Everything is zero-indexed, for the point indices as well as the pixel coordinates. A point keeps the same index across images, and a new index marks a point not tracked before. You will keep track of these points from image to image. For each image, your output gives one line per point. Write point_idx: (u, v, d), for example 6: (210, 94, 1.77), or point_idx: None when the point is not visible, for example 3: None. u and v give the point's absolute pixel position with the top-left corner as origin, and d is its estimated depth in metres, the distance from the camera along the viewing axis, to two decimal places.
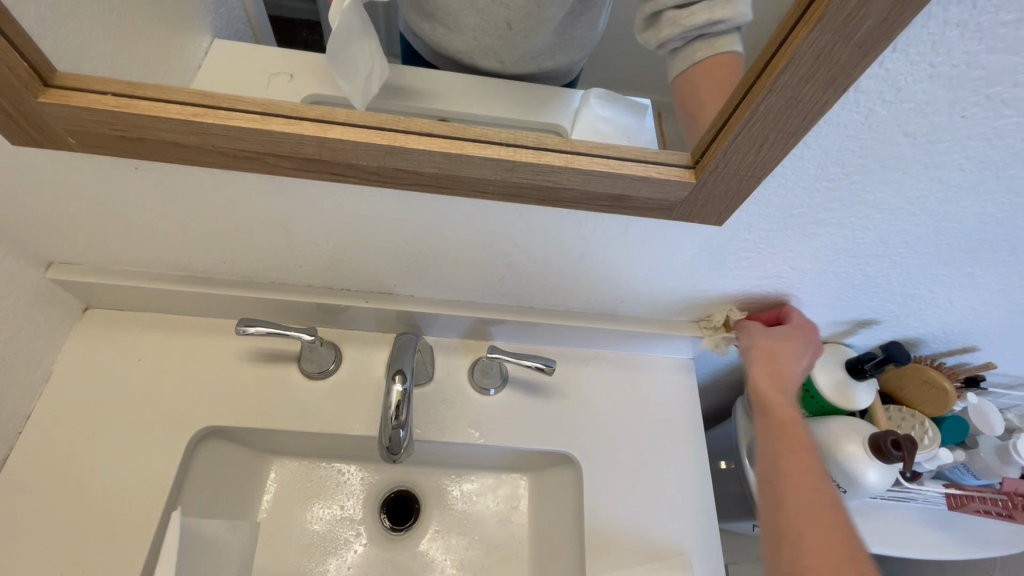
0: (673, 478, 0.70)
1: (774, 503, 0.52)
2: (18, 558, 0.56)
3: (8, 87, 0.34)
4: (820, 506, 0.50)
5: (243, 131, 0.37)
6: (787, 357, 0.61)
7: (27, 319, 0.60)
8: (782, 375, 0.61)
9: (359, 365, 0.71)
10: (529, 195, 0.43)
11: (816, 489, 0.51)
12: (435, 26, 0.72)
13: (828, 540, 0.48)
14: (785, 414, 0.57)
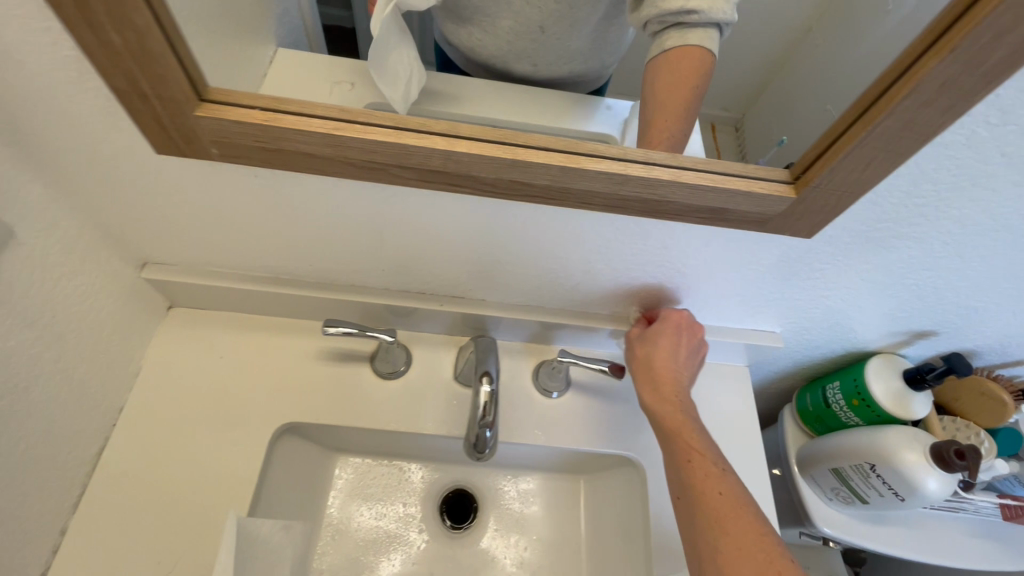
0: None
1: (690, 522, 0.50)
2: (114, 545, 0.58)
3: (173, 101, 0.37)
4: (727, 514, 0.48)
5: (379, 144, 0.39)
6: (661, 359, 0.61)
7: (123, 316, 0.62)
8: (660, 379, 0.60)
9: (428, 366, 0.73)
10: (632, 207, 0.45)
11: (718, 495, 0.50)
12: (471, 32, 0.73)
13: (745, 553, 0.46)
14: (675, 418, 0.56)
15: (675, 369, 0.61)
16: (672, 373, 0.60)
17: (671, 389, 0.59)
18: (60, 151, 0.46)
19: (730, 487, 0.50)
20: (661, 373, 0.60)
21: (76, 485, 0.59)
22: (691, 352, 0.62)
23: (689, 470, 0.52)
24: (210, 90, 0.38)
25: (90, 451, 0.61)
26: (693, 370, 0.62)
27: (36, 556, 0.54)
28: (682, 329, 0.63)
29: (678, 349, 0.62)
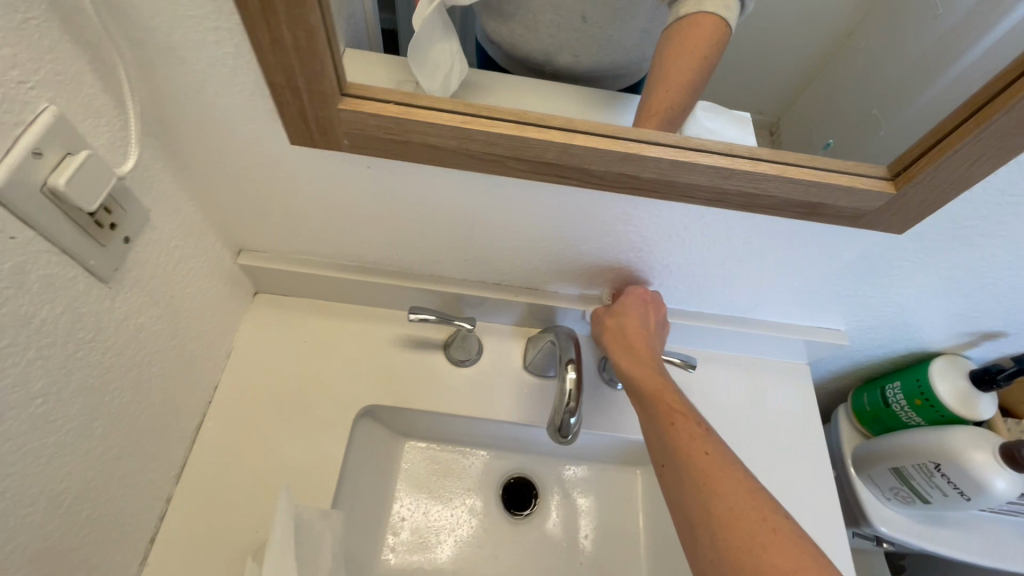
0: (800, 481, 0.72)
1: (677, 485, 0.48)
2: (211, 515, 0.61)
3: (321, 95, 0.40)
4: (717, 473, 0.47)
5: (503, 137, 0.42)
6: (633, 326, 0.62)
7: (222, 298, 0.66)
8: (634, 346, 0.61)
9: (499, 355, 0.76)
10: (731, 201, 0.47)
11: (705, 455, 0.49)
12: (511, 29, 0.71)
13: (737, 510, 0.45)
14: (653, 381, 0.56)
15: (646, 337, 0.62)
16: (646, 340, 0.61)
17: (647, 356, 0.59)
18: (193, 138, 0.49)
19: (716, 448, 0.50)
20: (634, 340, 0.61)
21: (178, 457, 0.62)
22: (658, 324, 0.64)
23: (672, 432, 0.51)
24: (351, 86, 0.41)
25: (191, 426, 0.64)
26: (664, 339, 0.63)
27: (148, 521, 0.58)
28: (648, 303, 0.65)
29: (647, 321, 0.63)
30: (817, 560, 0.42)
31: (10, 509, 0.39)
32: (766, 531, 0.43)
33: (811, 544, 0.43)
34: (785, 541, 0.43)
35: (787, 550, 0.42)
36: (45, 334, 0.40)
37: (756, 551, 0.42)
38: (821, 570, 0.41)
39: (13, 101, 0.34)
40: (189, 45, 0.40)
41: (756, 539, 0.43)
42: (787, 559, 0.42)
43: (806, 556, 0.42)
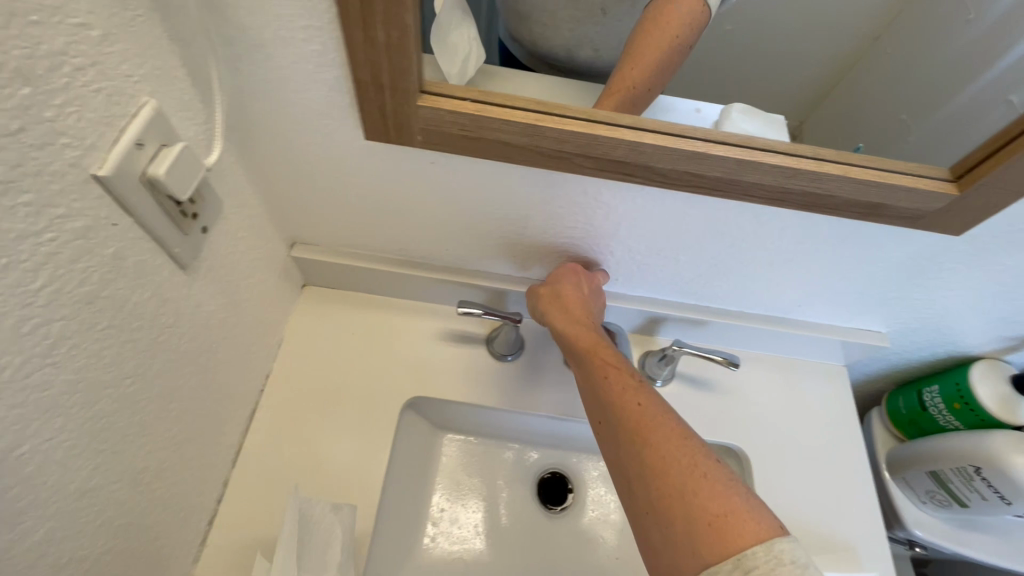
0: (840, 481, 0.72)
1: (614, 441, 0.50)
2: (265, 499, 0.62)
3: (404, 92, 0.41)
4: (653, 426, 0.48)
5: (574, 134, 0.43)
6: (567, 293, 0.63)
7: (276, 289, 0.67)
8: (569, 312, 0.62)
9: (539, 350, 0.77)
10: (792, 200, 0.47)
11: (637, 407, 0.50)
12: (534, 27, 0.66)
13: (666, 456, 0.45)
14: (591, 345, 0.57)
15: (584, 304, 0.62)
16: (581, 305, 0.62)
17: (585, 321, 0.61)
18: (266, 131, 0.51)
19: (651, 402, 0.50)
20: (572, 306, 0.62)
21: (234, 442, 0.64)
22: (597, 292, 0.64)
23: (608, 391, 0.52)
24: (429, 82, 0.43)
25: (245, 412, 0.66)
26: (601, 302, 0.64)
27: (208, 503, 0.59)
28: (580, 271, 0.65)
29: (586, 288, 0.64)
30: (750, 503, 0.42)
31: (101, 484, 0.41)
32: (697, 477, 0.43)
33: (744, 487, 0.44)
34: (719, 485, 0.43)
35: (719, 494, 0.42)
36: (134, 317, 0.41)
37: (689, 499, 0.42)
38: (746, 507, 0.42)
39: (122, 94, 0.36)
40: (278, 42, 0.42)
41: (686, 482, 0.43)
42: (719, 502, 0.42)
43: (739, 498, 0.42)
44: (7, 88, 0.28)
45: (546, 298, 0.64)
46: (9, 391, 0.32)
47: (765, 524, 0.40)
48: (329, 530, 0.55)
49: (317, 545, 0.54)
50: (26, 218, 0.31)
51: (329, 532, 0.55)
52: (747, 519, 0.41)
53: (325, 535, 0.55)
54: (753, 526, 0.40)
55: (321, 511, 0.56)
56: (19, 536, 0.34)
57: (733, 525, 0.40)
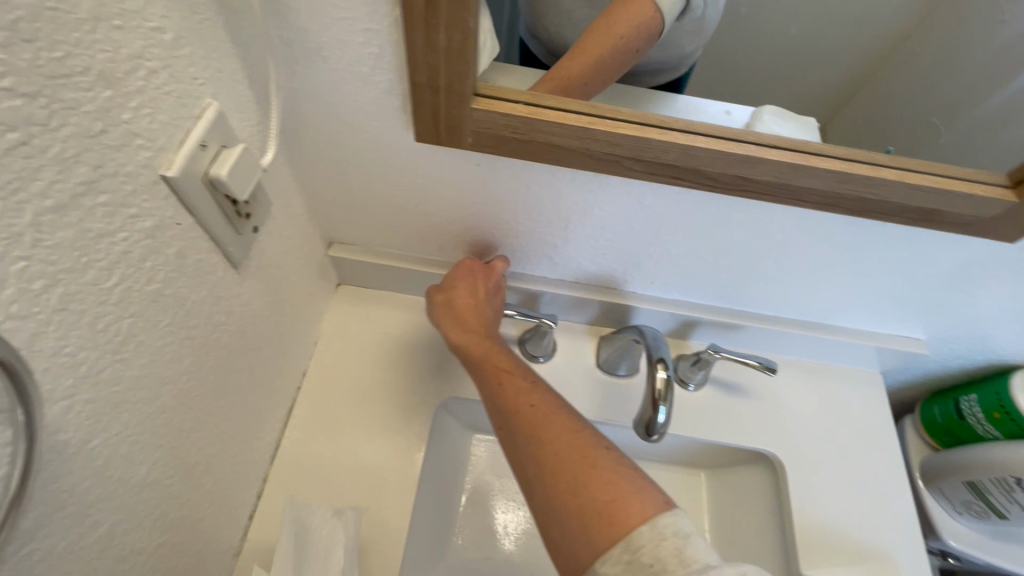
0: (878, 490, 0.71)
1: (514, 447, 0.48)
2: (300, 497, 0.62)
3: (459, 95, 0.41)
4: (546, 425, 0.47)
5: (625, 138, 0.43)
6: (460, 295, 0.61)
7: (313, 287, 0.68)
8: (464, 315, 0.60)
9: (573, 352, 0.75)
10: (843, 206, 0.47)
11: (529, 407, 0.49)
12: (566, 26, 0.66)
13: (561, 454, 0.45)
14: (481, 349, 0.56)
15: (477, 309, 0.61)
16: (477, 308, 0.61)
17: (478, 327, 0.59)
18: (315, 130, 0.51)
19: (545, 399, 0.50)
20: (465, 314, 0.60)
21: (273, 439, 0.64)
22: (497, 293, 0.64)
23: (501, 394, 0.52)
24: (483, 86, 0.43)
25: (283, 410, 0.66)
26: (497, 302, 0.64)
27: (248, 499, 0.59)
28: (477, 272, 0.64)
29: (480, 290, 0.63)
30: (640, 483, 0.42)
31: (158, 479, 0.42)
32: (587, 468, 0.43)
33: (633, 468, 0.44)
34: (608, 472, 0.43)
35: (608, 481, 0.42)
36: (191, 315, 0.42)
37: (581, 492, 0.42)
38: (639, 489, 0.42)
39: (189, 96, 0.37)
40: (335, 44, 0.43)
41: (581, 479, 0.43)
42: (609, 489, 0.42)
43: (627, 481, 0.42)
44: (91, 91, 0.29)
45: (439, 304, 0.62)
46: (86, 386, 0.32)
47: (652, 502, 0.41)
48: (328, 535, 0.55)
49: (317, 552, 0.54)
50: (104, 218, 0.31)
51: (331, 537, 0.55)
52: (634, 501, 0.41)
53: (326, 544, 0.54)
54: (641, 506, 0.40)
55: (323, 518, 0.56)
56: (88, 528, 0.35)
57: (623, 510, 0.40)
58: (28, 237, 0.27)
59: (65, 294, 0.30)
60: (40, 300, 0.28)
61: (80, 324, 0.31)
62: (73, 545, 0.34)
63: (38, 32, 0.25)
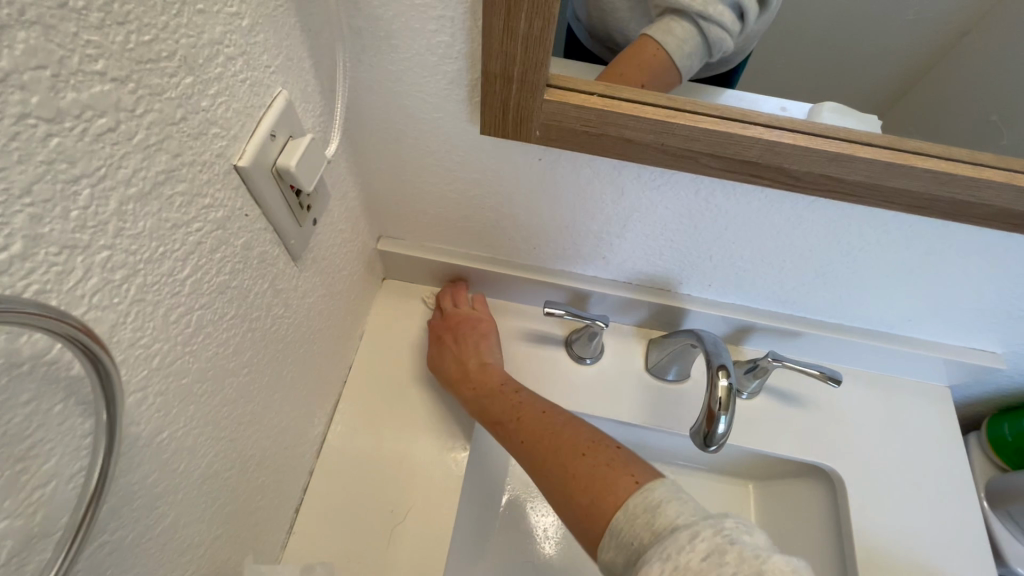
0: (949, 510, 0.66)
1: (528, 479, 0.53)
2: (343, 493, 0.61)
3: (536, 85, 0.40)
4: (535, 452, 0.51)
5: (704, 133, 0.42)
6: (439, 356, 0.65)
7: (361, 280, 0.66)
8: (448, 372, 0.64)
9: (621, 356, 0.72)
10: (939, 209, 0.44)
11: (520, 440, 0.53)
12: None
13: (550, 473, 0.49)
14: (469, 399, 0.61)
15: (458, 357, 0.64)
16: (460, 357, 0.64)
17: (463, 378, 0.62)
18: (374, 120, 0.51)
19: (529, 425, 0.54)
20: (449, 370, 0.63)
21: (319, 433, 0.63)
22: (479, 329, 0.67)
23: (500, 437, 0.56)
24: (557, 77, 0.42)
25: (329, 404, 0.64)
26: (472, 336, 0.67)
27: (294, 493, 0.58)
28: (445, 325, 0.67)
29: (455, 337, 0.66)
30: (617, 472, 0.45)
31: (218, 471, 0.41)
32: (569, 477, 0.47)
33: (609, 459, 0.46)
34: (585, 471, 0.46)
35: (586, 483, 0.46)
36: (253, 308, 0.41)
37: (570, 499, 0.46)
38: (618, 475, 0.45)
39: (261, 84, 0.36)
40: (407, 31, 0.42)
41: (567, 489, 0.47)
42: (590, 489, 0.45)
43: (603, 473, 0.45)
44: (175, 77, 0.28)
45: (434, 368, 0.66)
46: (158, 378, 0.32)
47: (623, 484, 0.44)
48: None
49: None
50: (181, 208, 0.31)
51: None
52: (609, 492, 0.44)
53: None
54: (616, 495, 0.43)
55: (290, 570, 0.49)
56: (153, 520, 0.34)
57: (603, 502, 0.44)
58: (112, 225, 0.26)
59: (143, 284, 0.29)
60: (121, 290, 0.27)
61: (155, 316, 0.30)
62: (141, 536, 0.33)
63: (129, 14, 0.25)
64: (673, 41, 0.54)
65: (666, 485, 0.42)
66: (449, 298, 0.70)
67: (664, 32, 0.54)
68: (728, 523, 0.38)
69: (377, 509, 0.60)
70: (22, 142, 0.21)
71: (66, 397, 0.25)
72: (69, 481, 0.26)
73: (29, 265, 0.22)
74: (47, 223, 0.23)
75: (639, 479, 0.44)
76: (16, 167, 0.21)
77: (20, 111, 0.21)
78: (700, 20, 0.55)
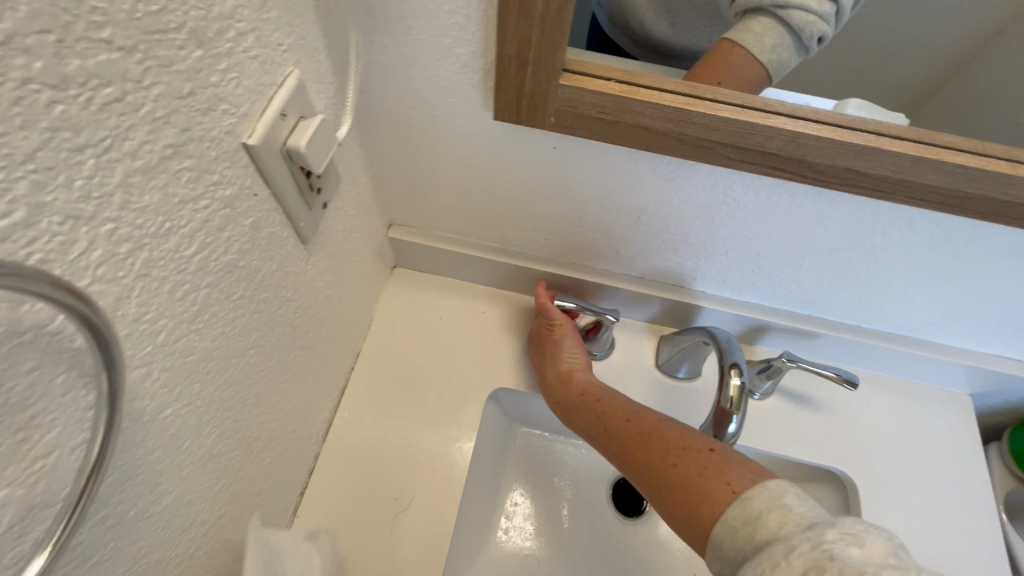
0: (964, 519, 0.64)
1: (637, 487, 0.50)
2: (347, 479, 0.61)
3: (551, 68, 0.39)
4: (629, 460, 0.48)
5: (726, 121, 0.41)
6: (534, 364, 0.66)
7: (371, 267, 0.66)
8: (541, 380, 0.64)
9: (631, 352, 0.71)
10: (970, 207, 0.43)
11: (616, 449, 0.51)
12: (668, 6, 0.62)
13: (646, 483, 0.46)
14: (562, 407, 0.60)
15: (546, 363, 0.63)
16: (546, 363, 0.63)
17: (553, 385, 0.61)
18: (388, 104, 0.50)
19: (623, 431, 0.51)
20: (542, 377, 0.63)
21: (325, 418, 0.63)
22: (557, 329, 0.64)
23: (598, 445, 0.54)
24: (573, 61, 0.41)
25: (336, 390, 0.64)
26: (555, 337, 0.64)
27: (299, 476, 0.58)
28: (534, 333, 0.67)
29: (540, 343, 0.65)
30: (715, 480, 0.41)
31: (222, 451, 0.41)
32: (665, 487, 0.44)
33: (703, 465, 0.42)
34: (679, 480, 0.43)
35: (682, 493, 0.42)
36: (260, 289, 0.41)
37: (669, 511, 0.43)
38: (714, 483, 0.40)
39: (273, 62, 0.36)
40: (423, 13, 0.42)
41: (664, 499, 0.44)
42: (685, 500, 0.42)
43: (695, 481, 0.42)
44: (184, 50, 0.28)
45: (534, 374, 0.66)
46: (163, 354, 0.32)
47: (718, 496, 0.39)
48: (305, 559, 0.47)
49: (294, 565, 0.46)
50: (188, 183, 0.30)
51: (308, 561, 0.47)
52: (704, 502, 0.40)
53: (303, 566, 0.46)
54: (711, 504, 0.39)
55: (291, 540, 0.47)
56: (156, 497, 0.34)
57: (700, 515, 0.40)
58: (117, 198, 0.26)
59: (148, 259, 0.29)
60: (126, 264, 0.27)
61: (161, 292, 0.30)
62: (144, 512, 0.33)
63: None
64: (752, 36, 0.54)
65: (767, 491, 0.38)
66: (534, 305, 0.69)
67: (743, 29, 0.55)
68: (832, 536, 0.33)
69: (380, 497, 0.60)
70: (25, 108, 0.21)
71: (69, 368, 0.25)
72: (70, 453, 0.26)
73: (32, 233, 0.22)
74: (50, 191, 0.22)
75: (735, 488, 0.39)
76: (19, 132, 0.21)
77: (23, 75, 0.20)
78: (777, 12, 0.54)
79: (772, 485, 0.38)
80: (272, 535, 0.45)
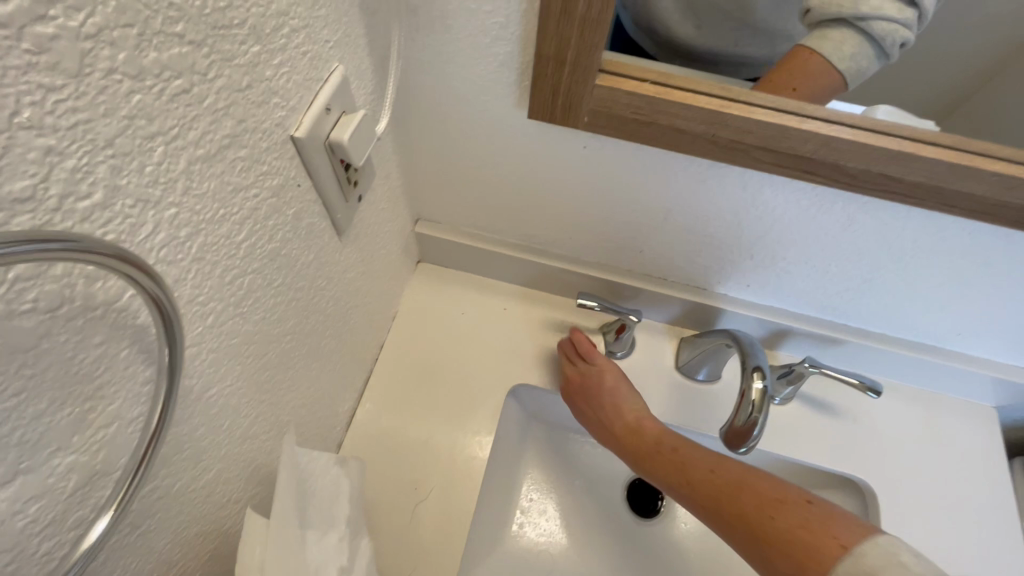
0: (987, 521, 0.64)
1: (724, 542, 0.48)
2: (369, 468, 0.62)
3: (588, 70, 0.40)
4: (716, 516, 0.46)
5: (760, 125, 0.41)
6: (582, 411, 0.64)
7: (397, 261, 0.67)
8: (597, 428, 0.62)
9: (651, 353, 0.71)
10: (1005, 216, 0.43)
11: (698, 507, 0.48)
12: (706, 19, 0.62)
13: (741, 541, 0.44)
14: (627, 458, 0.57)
15: (600, 410, 0.61)
16: (600, 411, 0.61)
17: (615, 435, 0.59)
18: (423, 101, 0.51)
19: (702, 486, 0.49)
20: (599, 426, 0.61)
21: (349, 407, 0.64)
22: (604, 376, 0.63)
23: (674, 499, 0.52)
24: (610, 63, 0.42)
25: (360, 380, 0.65)
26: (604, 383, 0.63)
27: None
28: (575, 381, 0.65)
29: (588, 389, 0.63)
30: (824, 537, 0.39)
31: (257, 432, 0.43)
32: (765, 545, 0.42)
33: (803, 521, 0.41)
34: (780, 536, 0.41)
35: (788, 551, 0.40)
36: (298, 277, 0.43)
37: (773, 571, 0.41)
38: (822, 538, 0.39)
39: (321, 59, 0.37)
40: (464, 12, 0.43)
41: (766, 559, 0.42)
42: (791, 557, 0.40)
43: (799, 537, 0.40)
44: (245, 44, 0.29)
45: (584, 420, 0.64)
46: (211, 336, 0.33)
47: (828, 551, 0.38)
48: (338, 484, 0.43)
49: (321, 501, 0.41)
50: (241, 172, 0.32)
51: (334, 488, 0.43)
52: (815, 559, 0.38)
53: (331, 491, 0.42)
54: (825, 560, 0.38)
55: (323, 461, 0.42)
56: (198, 473, 0.36)
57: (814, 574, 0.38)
58: (180, 183, 0.27)
59: (204, 244, 0.30)
60: (185, 247, 0.29)
61: (213, 275, 0.32)
62: (187, 486, 0.35)
63: None
64: (831, 44, 0.52)
65: (879, 545, 0.37)
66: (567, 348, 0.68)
67: (820, 36, 0.53)
68: None
69: (401, 486, 0.61)
70: (109, 96, 0.22)
71: (132, 344, 0.26)
72: (129, 425, 0.27)
73: (109, 215, 0.23)
74: (125, 175, 0.24)
75: (845, 542, 0.38)
76: (103, 119, 0.22)
77: (109, 66, 0.22)
78: (857, 23, 0.51)
79: (881, 539, 0.37)
80: (303, 456, 0.40)
